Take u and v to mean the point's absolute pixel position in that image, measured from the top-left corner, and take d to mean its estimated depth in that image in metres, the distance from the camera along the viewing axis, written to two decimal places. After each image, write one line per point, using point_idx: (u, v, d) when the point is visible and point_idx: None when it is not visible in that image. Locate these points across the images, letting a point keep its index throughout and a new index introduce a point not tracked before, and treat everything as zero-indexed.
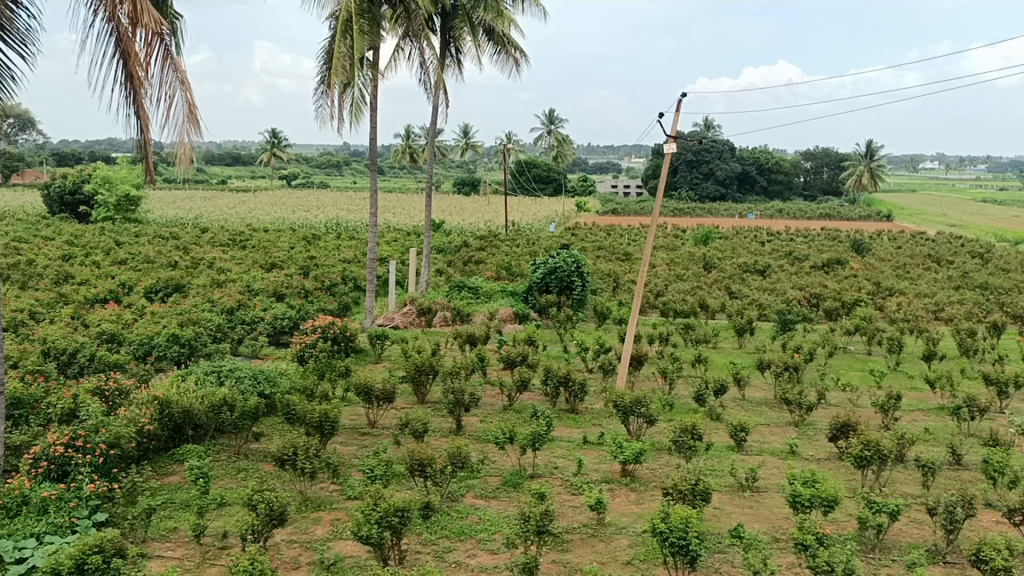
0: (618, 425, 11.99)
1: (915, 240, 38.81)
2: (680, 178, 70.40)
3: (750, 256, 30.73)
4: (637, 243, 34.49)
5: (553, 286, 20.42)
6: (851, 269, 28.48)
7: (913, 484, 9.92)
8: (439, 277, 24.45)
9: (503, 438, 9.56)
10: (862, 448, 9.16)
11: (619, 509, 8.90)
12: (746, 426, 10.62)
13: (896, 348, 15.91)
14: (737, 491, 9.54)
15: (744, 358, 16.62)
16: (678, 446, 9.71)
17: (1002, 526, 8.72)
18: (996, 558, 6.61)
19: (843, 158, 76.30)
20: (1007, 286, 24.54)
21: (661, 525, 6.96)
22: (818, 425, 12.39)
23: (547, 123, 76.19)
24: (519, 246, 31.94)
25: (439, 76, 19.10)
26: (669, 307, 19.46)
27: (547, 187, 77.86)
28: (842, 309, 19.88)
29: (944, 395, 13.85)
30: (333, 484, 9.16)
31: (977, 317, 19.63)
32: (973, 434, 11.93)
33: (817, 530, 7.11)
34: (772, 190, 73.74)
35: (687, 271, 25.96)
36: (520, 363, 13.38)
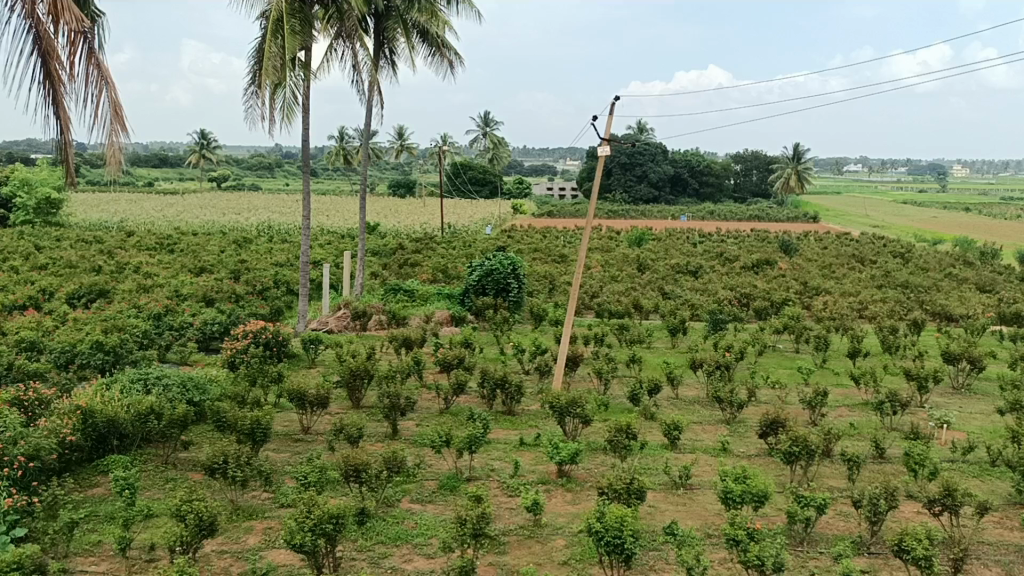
0: (555, 425, 12.07)
1: (841, 241, 39.94)
2: (614, 181, 71.19)
3: (682, 257, 31.24)
4: (572, 245, 34.76)
5: (489, 289, 20.43)
6: (780, 270, 29.16)
7: (839, 478, 10.22)
8: (375, 280, 24.26)
9: (439, 441, 9.52)
10: (790, 443, 9.40)
11: (556, 510, 8.96)
12: (679, 424, 10.79)
13: (822, 345, 16.35)
14: (671, 489, 9.69)
15: (677, 358, 16.89)
16: (614, 445, 9.82)
17: (923, 517, 9.06)
18: (917, 548, 6.84)
19: (772, 161, 78.16)
20: (927, 285, 25.45)
21: (597, 524, 7.03)
22: (749, 422, 12.66)
23: (483, 125, 76.31)
24: (455, 248, 31.88)
25: (373, 77, 18.95)
26: (604, 308, 19.66)
27: (483, 189, 77.94)
28: (772, 308, 20.34)
29: (869, 390, 14.30)
30: (266, 492, 8.99)
31: (899, 315, 20.31)
32: (896, 428, 12.34)
33: (748, 525, 7.27)
34: (704, 192, 75.13)
35: (622, 273, 26.27)
36: (457, 366, 13.33)
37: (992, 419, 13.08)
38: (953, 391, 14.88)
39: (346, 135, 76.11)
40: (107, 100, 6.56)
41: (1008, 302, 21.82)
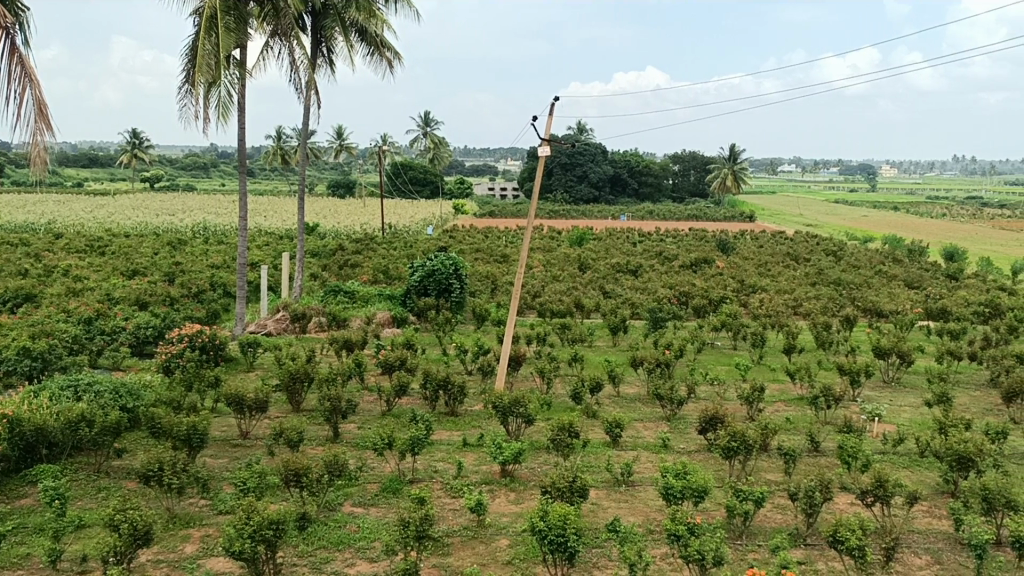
0: (498, 426, 12.08)
1: (776, 239, 40.80)
2: (555, 181, 71.55)
3: (622, 256, 31.54)
4: (514, 245, 34.83)
5: (431, 289, 20.34)
6: (718, 268, 29.69)
7: (776, 471, 10.45)
8: (314, 282, 23.94)
9: (381, 444, 9.43)
10: (729, 439, 9.56)
11: (499, 510, 8.97)
12: (621, 422, 10.90)
13: (759, 342, 16.68)
14: (613, 486, 9.79)
15: (619, 356, 17.05)
16: (557, 444, 9.87)
17: (856, 508, 9.31)
18: (851, 538, 7.02)
19: (709, 161, 79.42)
20: (858, 282, 26.17)
21: (540, 523, 7.05)
22: (688, 418, 12.85)
23: (423, 125, 75.98)
24: (396, 249, 31.66)
25: (311, 76, 18.70)
26: (546, 307, 19.74)
27: (424, 190, 77.42)
28: (710, 306, 20.70)
29: (803, 386, 14.63)
30: (203, 499, 8.80)
31: (832, 312, 20.84)
32: (830, 422, 12.65)
33: (688, 520, 7.38)
34: (643, 192, 75.95)
35: (563, 272, 26.42)
36: (399, 368, 13.22)
37: (921, 412, 13.51)
38: (883, 385, 15.34)
39: (283, 134, 75.02)
40: (32, 98, 6.41)
41: (934, 298, 22.56)
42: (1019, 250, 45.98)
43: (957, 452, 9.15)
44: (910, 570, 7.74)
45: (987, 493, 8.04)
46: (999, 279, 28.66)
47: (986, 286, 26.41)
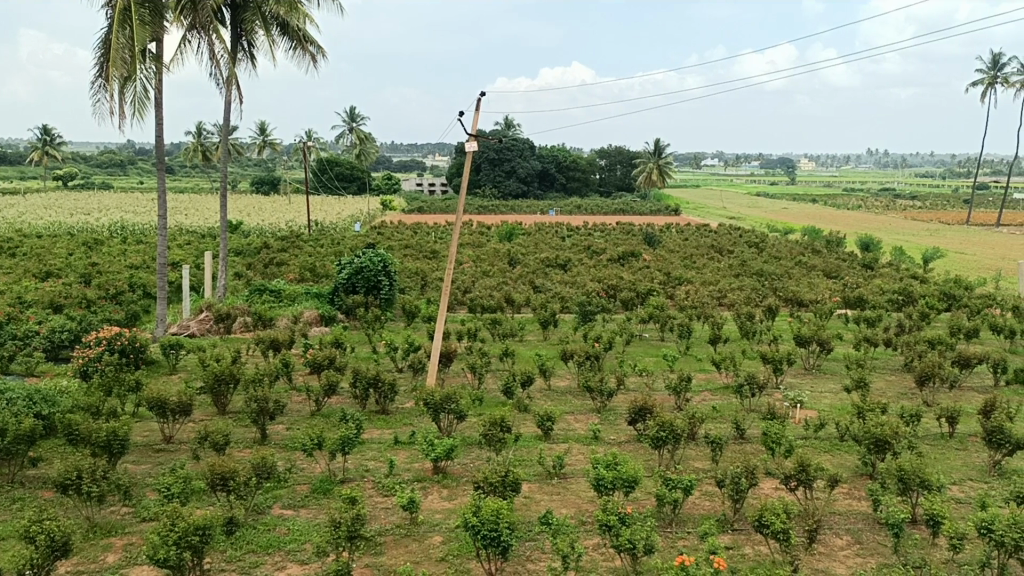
0: (429, 423, 12.02)
1: (700, 232, 41.63)
2: (483, 176, 71.50)
3: (551, 251, 31.70)
4: (443, 241, 34.68)
5: (360, 287, 20.12)
6: (644, 261, 30.12)
7: (704, 459, 10.68)
8: (238, 281, 23.42)
9: (310, 444, 9.29)
10: (658, 429, 9.73)
11: (432, 507, 8.94)
12: (552, 415, 10.98)
13: (686, 333, 17.00)
14: (546, 479, 9.85)
15: (549, 350, 17.16)
16: (488, 439, 9.88)
17: (780, 492, 9.59)
18: (776, 522, 7.22)
19: (634, 156, 80.55)
20: (779, 273, 26.89)
21: (473, 518, 7.05)
22: (618, 409, 13.02)
23: (348, 121, 75.09)
24: (324, 246, 31.16)
25: (231, 71, 18.26)
26: (476, 303, 19.71)
27: (351, 185, 76.40)
28: (637, 298, 21.00)
29: (729, 374, 14.96)
30: (125, 507, 8.54)
31: (755, 303, 21.38)
32: (754, 409, 12.98)
33: (619, 509, 7.48)
34: (571, 187, 76.51)
35: (493, 267, 26.45)
36: (327, 367, 13.03)
37: (840, 397, 13.97)
38: (805, 372, 15.81)
39: (203, 130, 73.10)
40: None
41: (851, 287, 23.34)
42: (930, 239, 47.85)
43: (875, 435, 9.49)
44: (833, 551, 8.00)
45: (902, 474, 8.34)
46: (911, 268, 29.80)
47: (899, 275, 27.41)
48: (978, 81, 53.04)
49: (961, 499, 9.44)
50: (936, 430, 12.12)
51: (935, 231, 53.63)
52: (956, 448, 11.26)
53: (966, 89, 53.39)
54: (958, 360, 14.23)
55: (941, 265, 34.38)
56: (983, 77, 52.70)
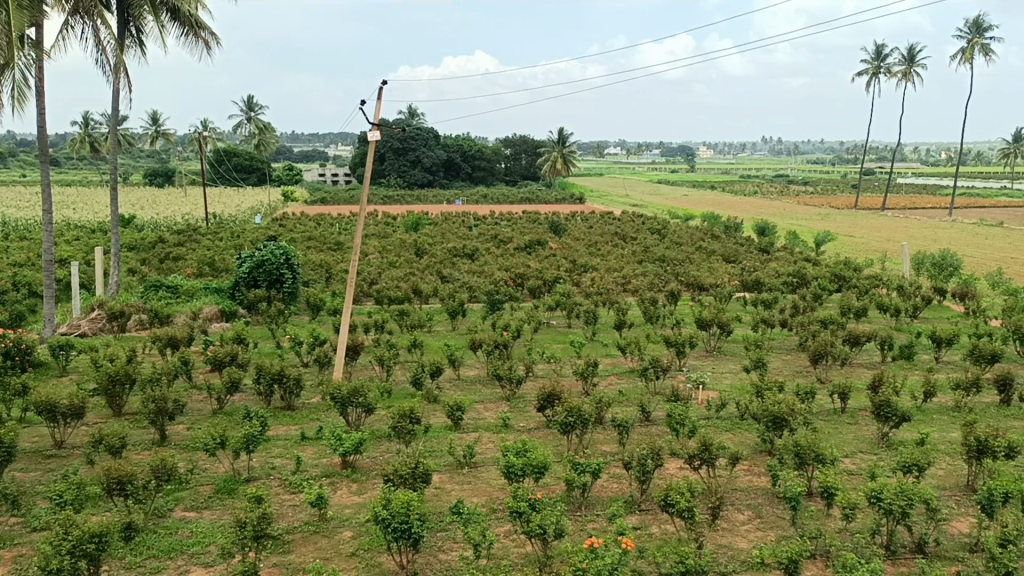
0: (337, 417, 11.85)
1: (605, 219, 42.29)
2: (388, 166, 70.68)
3: (458, 241, 31.64)
4: (348, 233, 34.21)
5: (261, 280, 19.64)
6: (551, 249, 30.43)
7: (611, 443, 10.88)
8: (132, 277, 22.50)
9: (213, 444, 9.03)
10: (566, 414, 9.85)
11: (341, 502, 8.82)
12: (461, 404, 10.99)
13: (592, 319, 17.26)
14: (456, 469, 9.84)
15: (458, 340, 17.16)
16: (398, 432, 9.80)
17: (684, 472, 9.87)
18: (681, 501, 7.41)
19: (539, 145, 81.15)
20: (680, 258, 27.60)
21: (382, 512, 6.99)
22: (527, 397, 13.12)
23: (246, 110, 73.17)
24: (223, 239, 30.30)
25: (118, 58, 17.47)
26: (383, 294, 19.48)
27: (250, 176, 74.36)
28: (545, 286, 21.19)
29: (634, 358, 15.27)
30: (13, 518, 8.11)
31: (658, 288, 21.89)
32: (659, 392, 13.29)
33: (529, 496, 7.54)
34: (477, 176, 76.45)
35: (399, 258, 26.22)
36: (229, 363, 12.67)
37: (740, 377, 14.46)
38: (706, 354, 16.27)
39: (91, 120, 70.13)
40: None
41: (748, 271, 24.12)
42: (820, 223, 49.87)
43: (773, 413, 9.84)
44: (735, 527, 8.27)
45: (799, 449, 8.69)
46: (803, 251, 30.99)
47: (793, 258, 28.49)
48: (863, 70, 55.43)
49: (852, 471, 9.90)
50: (829, 406, 12.66)
51: (827, 215, 55.86)
52: (848, 422, 11.80)
53: (853, 77, 55.70)
54: (848, 339, 14.91)
55: (832, 248, 35.89)
56: (868, 67, 55.09)
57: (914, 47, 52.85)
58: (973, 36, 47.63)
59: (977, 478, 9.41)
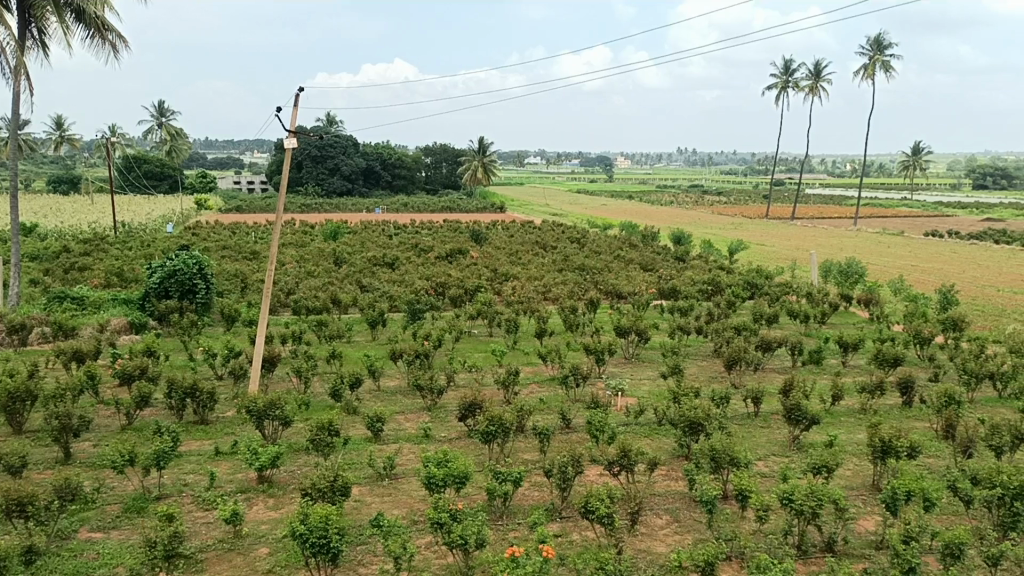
0: (253, 431, 11.58)
1: (526, 228, 42.53)
2: (306, 174, 69.56)
3: (378, 250, 31.35)
4: (264, 241, 33.49)
5: (173, 291, 19.07)
6: (472, 258, 30.43)
7: (532, 451, 10.93)
8: (34, 289, 21.53)
9: (121, 461, 8.69)
10: (487, 423, 9.85)
11: (257, 518, 8.60)
12: (381, 415, 10.87)
13: (513, 328, 17.30)
14: (376, 481, 9.72)
15: (378, 350, 16.99)
16: (316, 445, 9.62)
17: (604, 478, 9.97)
18: (601, 507, 7.48)
19: (460, 153, 81.16)
20: (600, 267, 27.96)
21: (300, 527, 6.84)
22: (449, 407, 13.07)
23: (157, 116, 71.06)
24: (132, 248, 29.27)
25: (19, 60, 16.75)
26: (300, 305, 19.15)
27: (161, 184, 72.12)
28: (466, 295, 21.16)
29: (554, 366, 15.38)
30: None
31: (578, 296, 22.12)
32: (579, 399, 13.43)
33: (450, 506, 7.50)
34: (397, 184, 75.88)
35: (317, 267, 25.85)
36: (139, 377, 12.23)
37: (658, 383, 14.72)
38: (625, 361, 16.52)
39: None
40: None
41: (666, 279, 24.59)
42: (734, 232, 51.29)
43: (689, 418, 10.05)
44: (654, 531, 8.40)
45: (715, 453, 8.87)
46: (717, 259, 31.78)
47: (708, 266, 29.19)
48: (773, 85, 57.31)
49: (766, 473, 10.19)
50: (743, 410, 13.01)
51: (740, 225, 57.47)
52: (761, 426, 12.14)
53: (763, 91, 57.48)
54: (761, 345, 15.36)
55: (745, 256, 36.90)
56: (777, 82, 56.97)
57: (820, 63, 54.91)
58: (875, 54, 49.80)
59: (882, 478, 9.78)
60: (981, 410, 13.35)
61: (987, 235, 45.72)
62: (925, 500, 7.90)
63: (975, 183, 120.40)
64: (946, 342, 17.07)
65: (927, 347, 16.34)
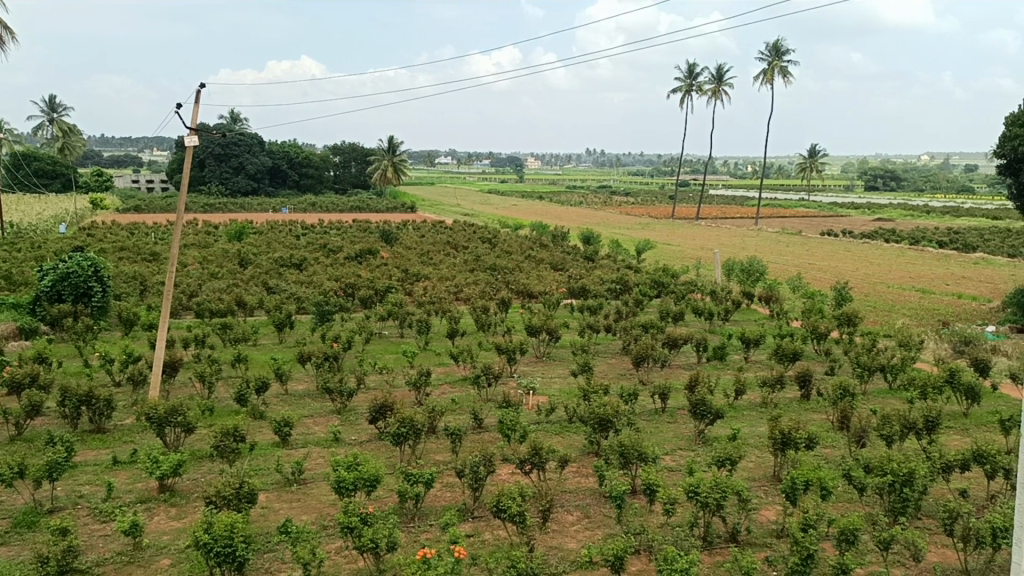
0: (154, 439, 11.17)
1: (436, 228, 42.38)
2: (208, 173, 67.56)
3: (285, 251, 30.69)
4: (164, 242, 32.39)
5: (66, 295, 18.26)
6: (382, 259, 30.15)
7: (444, 452, 10.89)
8: None
9: (9, 474, 8.23)
10: (398, 425, 9.76)
11: (158, 528, 8.31)
12: (289, 420, 10.64)
13: (424, 329, 17.18)
14: (284, 486, 9.52)
15: (285, 353, 16.64)
16: (221, 451, 9.36)
17: (516, 477, 10.02)
18: (512, 506, 7.50)
19: (369, 153, 80.25)
20: (511, 267, 28.08)
21: (203, 536, 6.63)
22: (359, 409, 12.90)
23: (48, 111, 67.80)
24: (20, 250, 27.83)
25: None
26: (203, 307, 18.57)
27: (53, 183, 68.82)
28: (376, 296, 20.92)
29: (466, 366, 15.37)
30: None
31: (489, 296, 22.17)
32: (491, 399, 13.46)
33: (360, 510, 7.39)
34: (304, 184, 74.48)
35: (221, 269, 25.13)
36: (29, 385, 11.64)
37: (568, 381, 14.88)
38: (537, 360, 16.63)
39: None
40: None
41: (575, 278, 24.88)
42: (642, 232, 52.33)
43: (599, 415, 10.19)
44: (564, 528, 8.49)
45: (623, 449, 9.02)
46: (625, 258, 32.34)
47: (616, 266, 29.69)
48: (676, 88, 58.66)
49: (672, 467, 10.44)
50: (651, 406, 13.27)
51: (648, 224, 58.61)
52: (668, 421, 12.41)
53: (668, 94, 58.71)
54: (668, 342, 15.71)
55: (652, 256, 37.70)
56: (682, 85, 58.35)
57: (722, 67, 56.47)
58: (773, 60, 51.58)
59: (782, 468, 10.13)
60: (873, 401, 13.98)
61: (878, 234, 47.97)
62: (822, 489, 8.20)
63: (868, 185, 125.86)
64: (841, 337, 17.81)
65: (823, 341, 17.01)
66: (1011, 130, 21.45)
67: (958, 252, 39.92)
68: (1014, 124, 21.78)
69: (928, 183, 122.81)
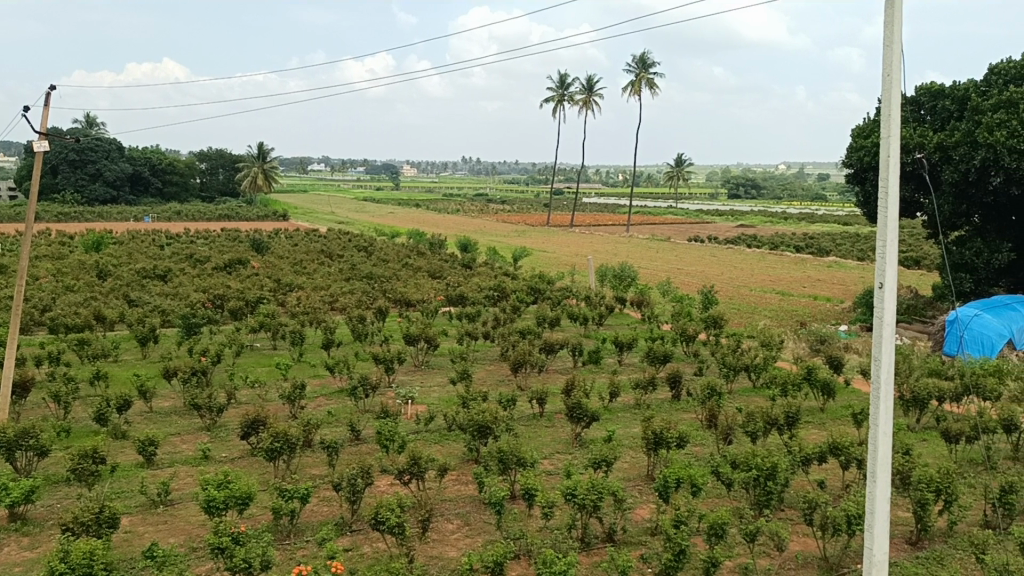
0: (2, 464, 10.39)
1: (309, 236, 41.52)
2: (62, 180, 63.70)
3: (148, 261, 29.29)
4: (12, 253, 30.31)
5: None
6: (253, 269, 29.24)
7: (320, 465, 10.65)
8: None
9: None
10: (272, 440, 9.46)
11: (7, 561, 7.74)
12: (154, 439, 10.13)
13: (298, 340, 16.77)
14: (150, 509, 9.07)
15: (149, 369, 15.88)
16: (78, 475, 8.80)
17: (395, 488, 9.92)
18: (391, 517, 7.39)
19: (237, 160, 78.00)
20: (387, 275, 27.82)
21: (60, 565, 6.21)
22: (229, 425, 12.45)
23: None
24: None
25: None
26: (57, 323, 17.45)
27: None
28: (246, 308, 20.26)
29: (342, 378, 15.10)
30: None
31: (365, 304, 21.86)
32: (368, 410, 13.26)
33: (232, 530, 7.12)
34: (168, 191, 71.35)
35: (77, 281, 23.71)
36: None
37: (447, 390, 14.86)
38: (414, 368, 16.52)
39: None
40: None
41: (452, 285, 24.91)
42: (516, 239, 52.95)
43: (478, 422, 10.22)
44: (445, 536, 8.45)
45: (502, 455, 9.06)
46: (502, 266, 32.61)
47: (493, 273, 29.89)
48: (549, 98, 59.77)
49: (551, 471, 10.58)
50: (529, 411, 13.41)
51: (523, 231, 59.40)
52: (546, 425, 12.57)
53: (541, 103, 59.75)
54: (544, 348, 15.94)
55: (527, 262, 38.21)
56: (554, 95, 59.46)
57: (592, 78, 57.97)
58: (641, 71, 53.28)
59: (655, 468, 10.45)
60: (738, 399, 14.62)
61: (739, 240, 50.32)
62: (693, 486, 8.50)
63: (730, 194, 131.83)
64: (708, 339, 18.56)
65: (692, 343, 17.68)
66: (858, 142, 22.95)
67: (813, 256, 42.38)
68: (859, 136, 23.31)
69: (784, 190, 129.76)
